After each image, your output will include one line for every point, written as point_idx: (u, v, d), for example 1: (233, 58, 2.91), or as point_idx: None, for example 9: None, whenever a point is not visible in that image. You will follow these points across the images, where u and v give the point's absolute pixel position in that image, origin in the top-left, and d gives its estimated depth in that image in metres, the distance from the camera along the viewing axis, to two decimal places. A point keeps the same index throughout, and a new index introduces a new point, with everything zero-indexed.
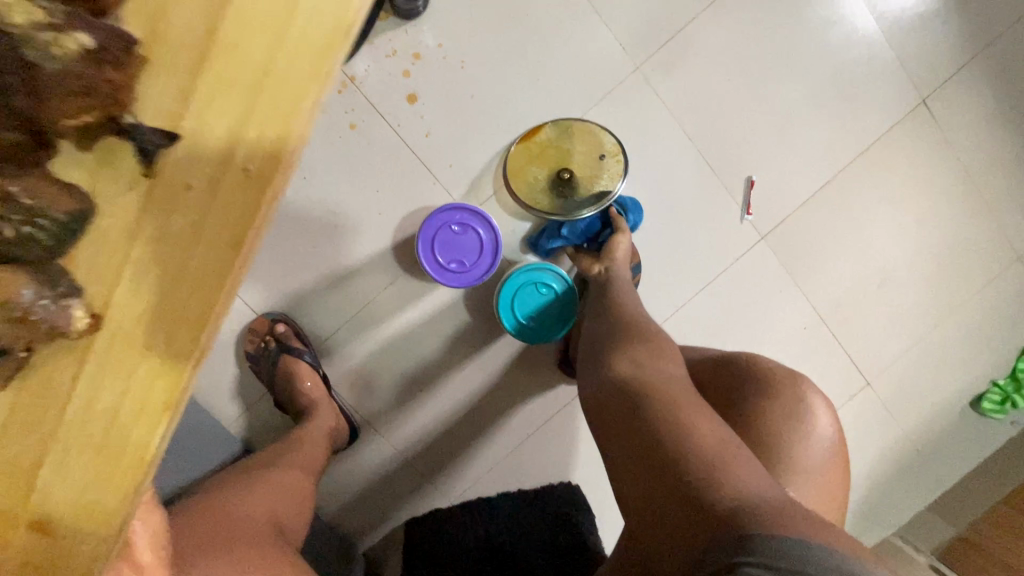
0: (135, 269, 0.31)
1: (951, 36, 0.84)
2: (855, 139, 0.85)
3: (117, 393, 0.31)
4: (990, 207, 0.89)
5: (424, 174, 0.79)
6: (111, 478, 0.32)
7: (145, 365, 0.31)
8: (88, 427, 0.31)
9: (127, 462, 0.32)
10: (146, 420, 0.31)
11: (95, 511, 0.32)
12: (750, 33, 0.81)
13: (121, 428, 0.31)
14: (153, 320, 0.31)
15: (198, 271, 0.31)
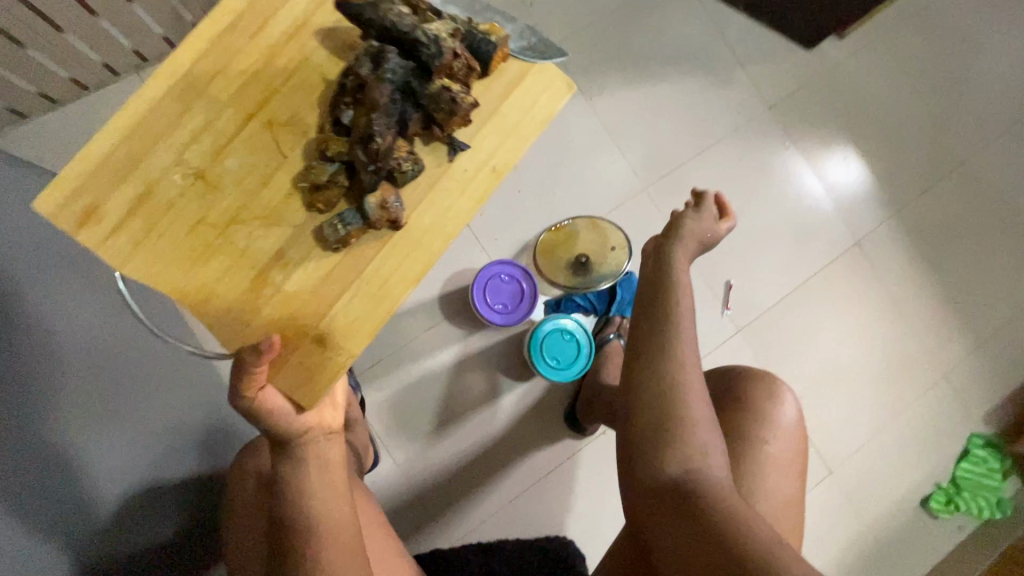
0: (424, 199, 0.54)
1: (875, 199, 1.13)
2: (808, 263, 1.09)
3: (388, 267, 0.53)
4: (917, 330, 1.10)
5: (473, 243, 0.97)
6: (366, 321, 0.52)
7: (410, 256, 0.53)
8: (365, 283, 0.52)
9: (378, 312, 0.52)
10: (399, 288, 0.53)
11: (345, 344, 0.51)
12: (730, 178, 1.09)
13: (381, 290, 0.52)
14: (423, 231, 0.54)
15: (454, 209, 0.54)
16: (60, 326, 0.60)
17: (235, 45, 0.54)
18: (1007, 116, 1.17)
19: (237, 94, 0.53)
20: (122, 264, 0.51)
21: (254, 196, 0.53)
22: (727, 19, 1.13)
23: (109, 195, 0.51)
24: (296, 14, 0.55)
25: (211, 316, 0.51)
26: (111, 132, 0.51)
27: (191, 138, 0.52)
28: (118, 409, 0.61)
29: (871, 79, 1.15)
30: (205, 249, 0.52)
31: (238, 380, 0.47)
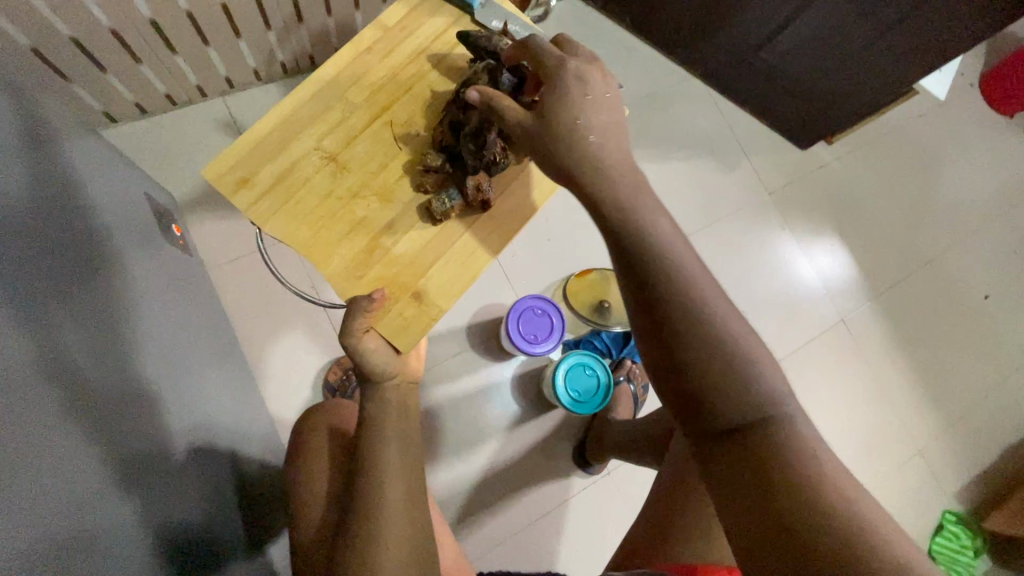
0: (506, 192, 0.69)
1: (859, 283, 1.26)
2: (799, 334, 1.20)
3: (475, 241, 0.66)
4: (896, 405, 1.20)
5: (503, 282, 1.05)
6: (455, 281, 0.64)
7: (493, 233, 0.67)
8: (456, 251, 0.66)
9: (466, 276, 0.65)
10: (482, 257, 0.66)
11: (438, 297, 0.63)
12: (733, 250, 1.22)
13: (469, 258, 0.66)
14: (503, 215, 0.68)
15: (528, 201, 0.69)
16: (132, 307, 0.65)
17: (370, 64, 0.70)
18: (969, 225, 1.34)
19: (368, 100, 0.69)
20: (263, 223, 0.63)
21: (374, 177, 0.66)
22: (736, 117, 1.31)
23: (260, 168, 0.64)
24: (416, 46, 0.72)
25: (330, 267, 0.63)
26: (270, 121, 0.66)
27: (329, 131, 0.67)
28: (169, 391, 0.65)
29: (854, 181, 1.32)
30: (332, 216, 0.64)
31: (349, 322, 0.58)
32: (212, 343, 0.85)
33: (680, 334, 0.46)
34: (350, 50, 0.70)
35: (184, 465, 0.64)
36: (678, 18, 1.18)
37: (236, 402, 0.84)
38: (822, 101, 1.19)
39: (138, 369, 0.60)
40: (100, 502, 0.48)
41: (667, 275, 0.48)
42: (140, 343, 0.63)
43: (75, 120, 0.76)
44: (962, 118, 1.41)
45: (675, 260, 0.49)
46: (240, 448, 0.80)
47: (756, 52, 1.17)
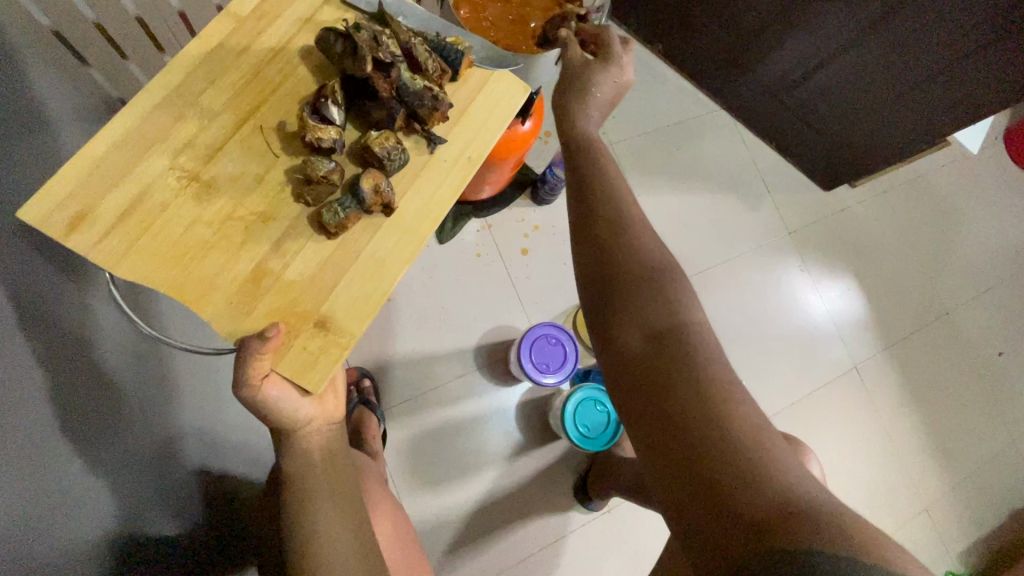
0: (408, 189, 0.60)
1: (873, 332, 1.24)
2: (811, 380, 1.17)
3: (384, 245, 0.58)
4: (903, 458, 1.17)
5: (515, 305, 1.02)
6: (362, 294, 0.56)
7: (405, 235, 0.59)
8: (360, 259, 0.57)
9: (377, 288, 0.56)
10: (396, 261, 0.58)
11: (337, 316, 0.55)
12: (749, 287, 1.19)
13: (378, 264, 0.57)
14: (413, 214, 0.60)
15: (438, 199, 0.61)
16: (115, 312, 0.60)
17: (221, 62, 0.58)
18: (987, 281, 1.32)
19: (228, 103, 0.57)
20: (111, 266, 0.51)
21: (249, 193, 0.56)
22: (762, 152, 1.29)
23: (99, 199, 0.52)
24: (277, 39, 0.61)
25: (208, 309, 0.52)
26: (102, 137, 0.53)
27: (184, 144, 0.55)
28: (144, 401, 0.59)
29: (875, 227, 1.30)
30: (203, 245, 0.53)
31: (241, 373, 0.50)
32: (206, 350, 0.81)
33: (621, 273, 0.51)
34: (193, 46, 0.58)
35: (160, 484, 0.58)
36: (714, 48, 1.17)
37: (226, 413, 0.80)
38: (851, 144, 1.17)
39: (108, 380, 0.54)
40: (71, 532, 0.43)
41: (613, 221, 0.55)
42: (109, 347, 0.57)
43: (85, 108, 0.73)
44: (986, 173, 1.40)
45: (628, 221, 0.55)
46: (225, 461, 0.75)
47: (789, 90, 1.15)
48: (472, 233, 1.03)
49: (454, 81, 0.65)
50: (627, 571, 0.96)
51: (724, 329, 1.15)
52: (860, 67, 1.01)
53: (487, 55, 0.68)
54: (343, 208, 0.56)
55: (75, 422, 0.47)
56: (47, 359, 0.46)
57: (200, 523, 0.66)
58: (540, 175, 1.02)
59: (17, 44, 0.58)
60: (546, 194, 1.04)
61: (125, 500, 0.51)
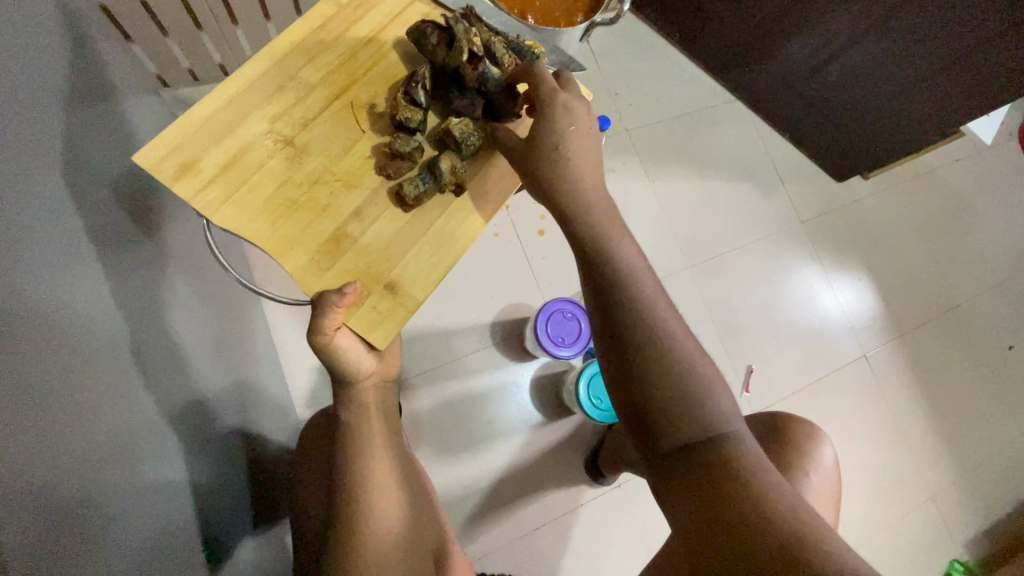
0: (478, 170, 0.65)
1: (883, 323, 1.25)
2: (821, 367, 1.19)
3: (452, 220, 0.63)
4: (910, 446, 1.18)
5: (533, 284, 1.05)
6: (431, 263, 0.61)
7: (472, 214, 0.64)
8: (425, 231, 0.62)
9: (444, 259, 0.61)
10: (464, 238, 0.63)
11: (408, 282, 0.60)
12: (761, 274, 1.21)
13: (444, 236, 0.62)
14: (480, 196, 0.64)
15: (505, 182, 0.65)
16: (170, 269, 0.64)
17: (324, 43, 0.63)
18: (997, 276, 1.33)
19: (326, 80, 0.63)
20: (210, 214, 0.57)
21: (337, 162, 0.61)
22: (776, 143, 1.30)
23: (204, 154, 0.58)
24: (374, 26, 0.65)
25: (293, 261, 0.58)
26: (214, 100, 0.59)
27: (284, 112, 0.61)
28: (192, 351, 0.63)
29: (887, 218, 1.32)
30: (291, 204, 0.59)
31: (318, 320, 0.54)
32: (241, 315, 0.84)
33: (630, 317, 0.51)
34: (300, 25, 0.63)
35: (205, 429, 0.61)
36: (730, 38, 1.19)
37: (258, 375, 0.83)
38: (865, 134, 1.19)
39: (167, 327, 0.58)
40: (134, 458, 0.46)
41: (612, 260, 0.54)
42: (168, 299, 0.61)
43: (135, 81, 0.76)
44: (1000, 167, 1.41)
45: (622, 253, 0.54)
46: (255, 419, 0.78)
47: (804, 80, 1.16)
48: None
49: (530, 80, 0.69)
50: (635, 547, 0.98)
51: (735, 315, 1.17)
52: (877, 59, 1.03)
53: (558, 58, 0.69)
54: (419, 181, 0.60)
55: (139, 358, 0.50)
56: (120, 299, 0.50)
57: (237, 472, 0.69)
58: None
59: (79, 14, 0.62)
60: None
61: (181, 437, 0.55)
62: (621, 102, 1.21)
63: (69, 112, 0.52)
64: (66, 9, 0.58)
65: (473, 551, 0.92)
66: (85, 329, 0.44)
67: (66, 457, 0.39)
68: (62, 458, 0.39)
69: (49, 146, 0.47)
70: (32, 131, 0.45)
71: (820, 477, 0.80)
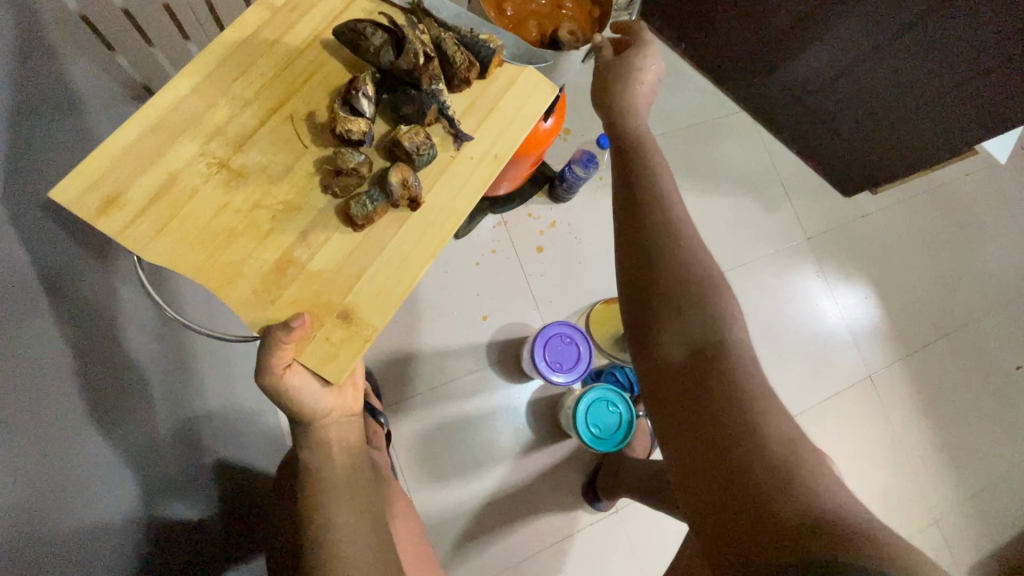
0: (433, 183, 0.61)
1: (889, 342, 1.22)
2: (824, 388, 1.16)
3: (409, 238, 0.59)
4: (914, 469, 1.16)
5: (529, 303, 1.02)
6: (387, 284, 0.58)
7: (431, 231, 0.60)
8: (380, 251, 0.59)
9: (404, 279, 0.58)
10: (423, 256, 0.59)
11: (361, 305, 0.57)
12: (763, 291, 1.18)
13: (402, 256, 0.59)
14: (438, 211, 0.61)
15: (464, 194, 0.62)
16: (139, 299, 0.61)
17: (254, 53, 0.60)
18: (1007, 295, 1.30)
19: (259, 93, 0.59)
20: (142, 248, 0.53)
21: (277, 183, 0.58)
22: (782, 156, 1.27)
23: (132, 183, 0.54)
24: (310, 32, 0.62)
25: (235, 293, 0.55)
26: (137, 122, 0.55)
27: (216, 132, 0.57)
28: (162, 384, 0.60)
29: (894, 235, 1.28)
30: (230, 231, 0.56)
31: (265, 359, 0.52)
32: (222, 337, 0.81)
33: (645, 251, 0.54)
34: (228, 35, 0.60)
35: (176, 469, 0.59)
36: (737, 48, 1.15)
37: (239, 401, 0.80)
38: (874, 149, 1.16)
39: (132, 363, 0.55)
40: (89, 518, 0.43)
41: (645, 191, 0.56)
42: (135, 333, 0.58)
43: (112, 95, 0.73)
44: (1012, 183, 1.38)
45: (658, 194, 0.56)
46: (235, 449, 0.75)
47: (812, 93, 1.13)
48: (489, 229, 1.02)
49: (483, 77, 0.65)
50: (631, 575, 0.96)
51: None
52: (887, 75, 1.00)
53: (516, 51, 0.67)
54: (370, 199, 0.57)
55: (98, 403, 0.47)
56: (75, 338, 0.47)
57: (212, 508, 0.66)
58: (559, 173, 1.01)
59: (49, 27, 0.59)
60: (564, 192, 1.03)
61: (144, 482, 0.52)
62: None
63: (23, 137, 0.48)
64: (33, 26, 0.55)
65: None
66: (33, 381, 0.41)
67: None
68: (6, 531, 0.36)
69: None
70: None
71: None
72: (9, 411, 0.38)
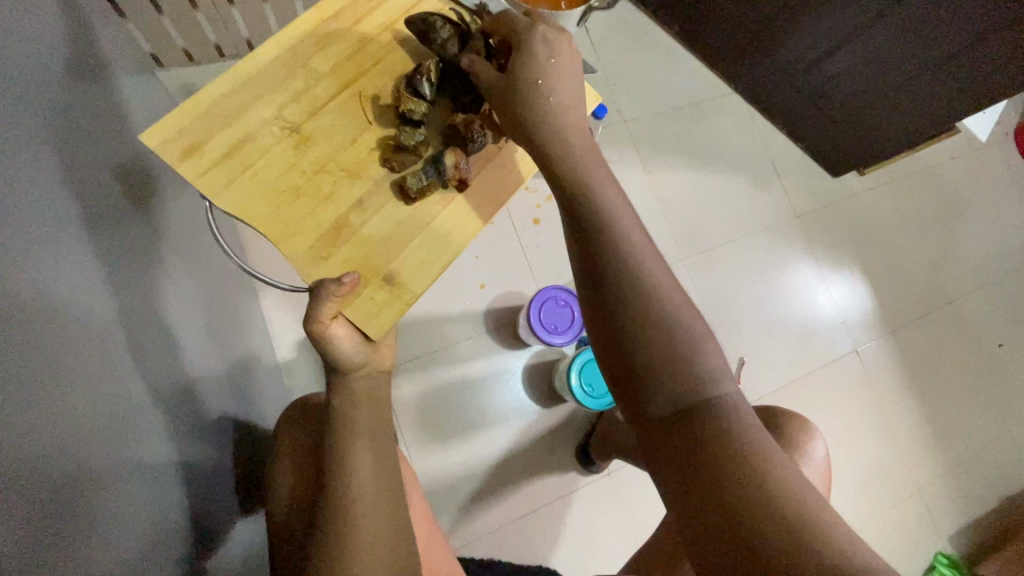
0: (480, 167, 0.65)
1: (875, 317, 1.26)
2: (812, 360, 1.20)
3: (451, 214, 0.63)
4: (899, 439, 1.20)
5: (526, 273, 1.05)
6: (430, 256, 0.61)
7: (473, 211, 0.64)
8: (424, 223, 0.62)
9: (445, 253, 0.62)
10: (464, 233, 0.63)
11: (409, 275, 0.60)
12: (755, 266, 1.21)
13: (446, 231, 0.62)
14: (480, 191, 0.64)
15: (507, 181, 0.65)
16: (165, 251, 0.64)
17: (335, 32, 0.63)
18: (989, 273, 1.34)
19: (335, 69, 0.62)
20: (212, 196, 0.57)
21: (341, 151, 0.61)
22: (773, 136, 1.30)
23: (211, 136, 0.58)
24: (387, 19, 0.65)
25: (293, 247, 0.58)
26: (223, 83, 0.59)
27: (292, 99, 0.61)
28: (183, 329, 0.63)
29: (881, 215, 1.32)
30: (295, 190, 0.59)
31: (314, 308, 0.54)
32: (232, 297, 0.84)
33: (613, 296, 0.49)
34: (313, 13, 0.63)
35: (196, 411, 0.61)
36: (728, 30, 1.18)
37: (249, 359, 0.83)
38: (859, 130, 1.19)
39: (159, 307, 0.57)
40: (124, 435, 0.46)
41: (595, 214, 0.52)
42: (159, 278, 0.60)
43: (129, 60, 0.76)
44: (994, 165, 1.41)
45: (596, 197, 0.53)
46: (247, 402, 0.78)
47: (801, 74, 1.16)
48: None
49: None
50: (624, 536, 0.99)
51: (729, 307, 1.18)
52: (870, 56, 1.04)
53: None
54: (424, 174, 0.60)
55: (127, 336, 0.50)
56: (109, 274, 0.50)
57: (226, 453, 0.69)
58: None
59: None
60: None
61: (169, 415, 0.55)
62: (619, 92, 1.20)
63: (61, 85, 0.51)
64: None
65: (462, 536, 0.93)
66: (70, 303, 0.44)
67: (45, 428, 0.38)
68: (54, 433, 0.39)
69: (40, 116, 0.46)
70: (26, 106, 0.45)
71: (810, 468, 0.81)
72: (52, 329, 0.41)
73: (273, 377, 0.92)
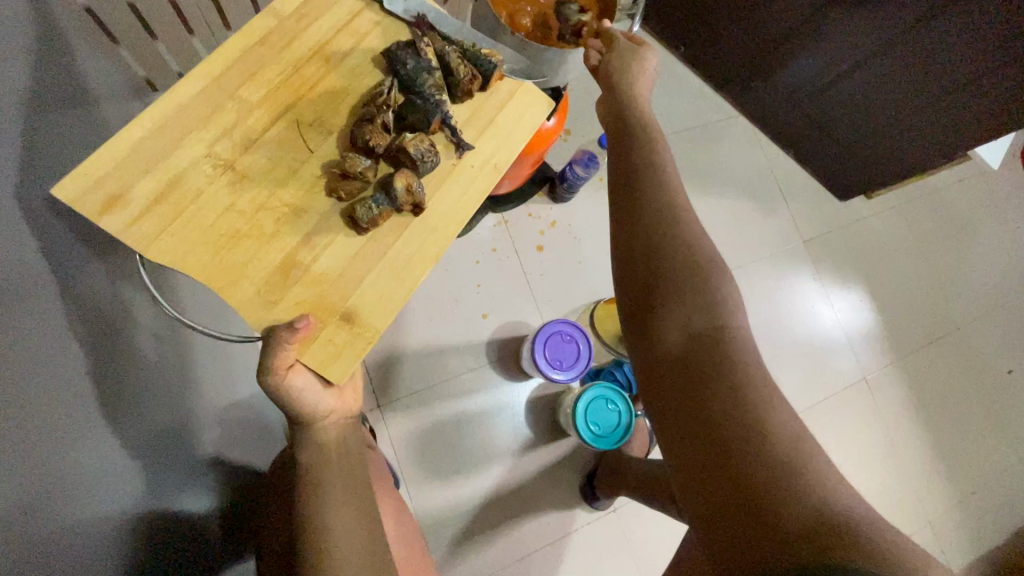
0: (436, 191, 0.62)
1: (884, 345, 1.23)
2: (821, 390, 1.17)
3: (411, 240, 0.60)
4: (910, 471, 1.17)
5: (529, 301, 1.02)
6: (392, 285, 0.58)
7: (434, 236, 0.61)
8: (381, 250, 0.59)
9: (408, 279, 0.59)
10: (426, 258, 0.60)
11: (364, 307, 0.57)
12: (762, 294, 1.19)
13: (405, 257, 0.60)
14: (439, 215, 0.61)
15: (466, 202, 0.62)
16: (149, 290, 0.61)
17: (263, 59, 0.60)
18: (999, 299, 1.32)
19: (266, 98, 0.59)
20: (144, 248, 0.53)
21: (283, 185, 0.58)
22: (779, 160, 1.28)
23: (137, 183, 0.54)
24: (317, 40, 0.62)
25: (237, 295, 0.55)
26: (145, 122, 0.55)
27: (221, 134, 0.57)
28: (167, 377, 0.59)
29: (888, 239, 1.30)
30: (234, 234, 0.56)
31: (267, 360, 0.52)
32: (224, 331, 0.81)
33: (660, 255, 0.49)
34: (237, 39, 0.60)
35: (180, 460, 0.58)
36: (740, 51, 1.16)
37: (240, 396, 0.80)
38: (867, 156, 1.18)
39: (137, 355, 0.54)
40: (96, 508, 0.43)
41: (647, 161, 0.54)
42: (143, 326, 0.57)
43: (117, 87, 0.73)
44: (1003, 190, 1.40)
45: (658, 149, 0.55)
46: (238, 444, 0.75)
47: (810, 98, 1.14)
48: (489, 228, 1.03)
49: (484, 90, 0.65)
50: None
51: None
52: (882, 80, 1.01)
53: (517, 65, 0.67)
54: (375, 202, 0.58)
55: (103, 391, 0.47)
56: (83, 328, 0.47)
57: (214, 502, 0.66)
58: (560, 173, 1.02)
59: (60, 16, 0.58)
60: (565, 191, 1.03)
61: (149, 470, 0.51)
62: None
63: (33, 124, 0.48)
64: (42, 10, 0.54)
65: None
66: (38, 363, 0.40)
67: (3, 513, 0.35)
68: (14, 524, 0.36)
69: (7, 164, 0.43)
70: None
71: None
72: (19, 403, 0.38)
73: (266, 412, 0.89)
